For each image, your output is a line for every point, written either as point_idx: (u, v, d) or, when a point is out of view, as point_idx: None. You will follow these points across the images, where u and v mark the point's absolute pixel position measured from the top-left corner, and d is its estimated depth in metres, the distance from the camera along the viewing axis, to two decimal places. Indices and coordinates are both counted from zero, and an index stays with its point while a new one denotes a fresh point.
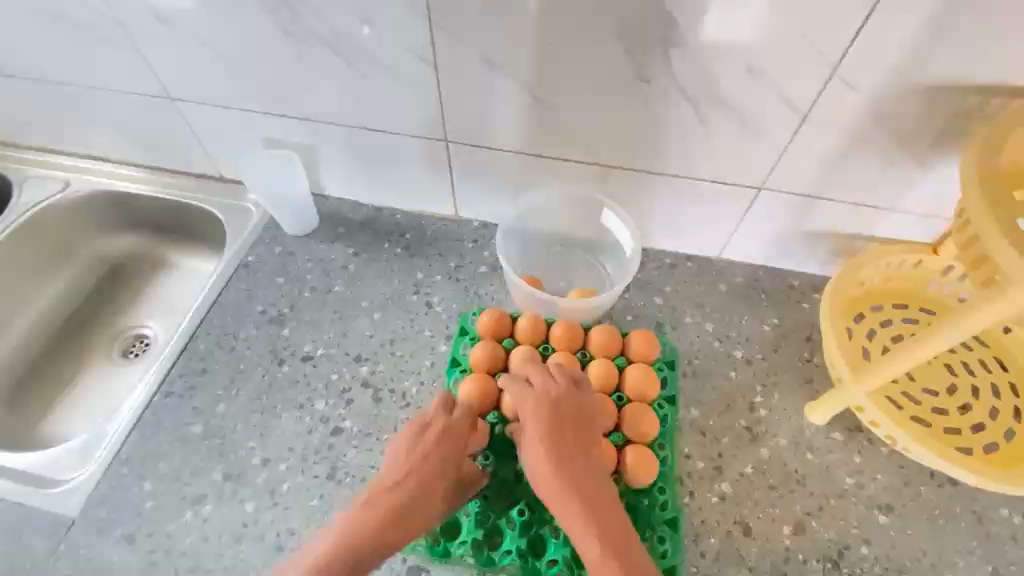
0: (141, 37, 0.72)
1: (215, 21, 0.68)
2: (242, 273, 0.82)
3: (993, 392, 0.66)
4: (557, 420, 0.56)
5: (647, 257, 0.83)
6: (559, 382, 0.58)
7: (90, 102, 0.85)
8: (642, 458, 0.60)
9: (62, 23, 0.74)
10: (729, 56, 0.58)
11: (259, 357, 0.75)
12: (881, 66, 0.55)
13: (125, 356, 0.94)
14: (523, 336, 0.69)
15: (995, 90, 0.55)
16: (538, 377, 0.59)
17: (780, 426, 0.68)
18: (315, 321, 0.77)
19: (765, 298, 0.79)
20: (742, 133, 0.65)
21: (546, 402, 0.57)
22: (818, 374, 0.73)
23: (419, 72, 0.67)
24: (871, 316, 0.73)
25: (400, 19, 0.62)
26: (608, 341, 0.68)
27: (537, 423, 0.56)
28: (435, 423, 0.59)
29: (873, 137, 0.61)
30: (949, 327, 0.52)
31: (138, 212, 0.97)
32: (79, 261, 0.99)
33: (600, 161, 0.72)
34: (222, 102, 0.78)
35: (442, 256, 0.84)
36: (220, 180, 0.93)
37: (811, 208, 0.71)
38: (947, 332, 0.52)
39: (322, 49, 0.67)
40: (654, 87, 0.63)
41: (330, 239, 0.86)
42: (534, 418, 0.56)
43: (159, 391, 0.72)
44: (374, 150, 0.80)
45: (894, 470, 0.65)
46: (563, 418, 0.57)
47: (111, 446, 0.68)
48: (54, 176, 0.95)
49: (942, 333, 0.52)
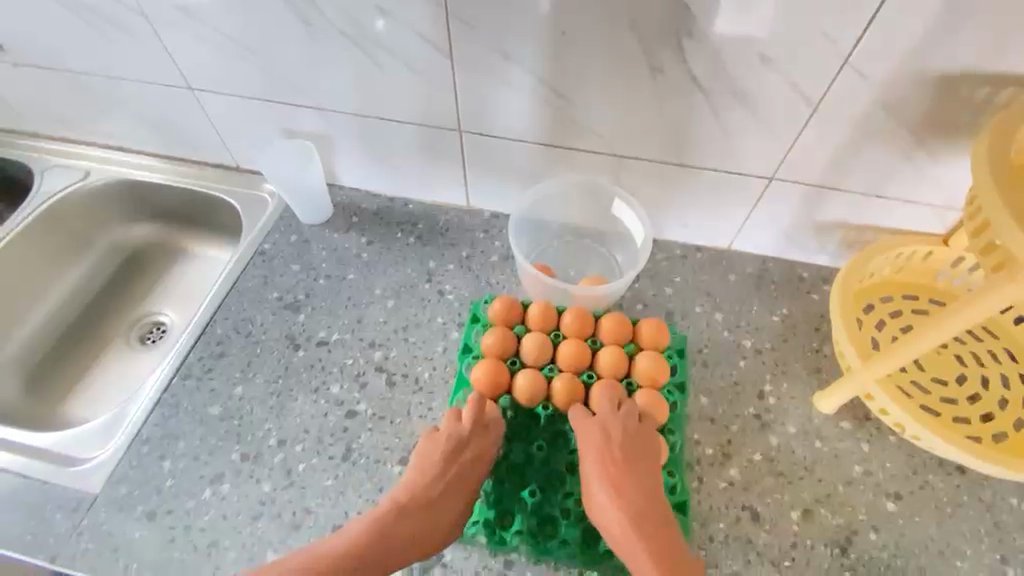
0: (164, 28, 0.74)
1: (234, 11, 0.69)
2: (258, 261, 0.84)
3: (1002, 382, 0.66)
4: (615, 455, 0.58)
5: (657, 247, 0.84)
6: (624, 415, 0.61)
7: (110, 92, 0.87)
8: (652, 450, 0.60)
9: (86, 14, 0.76)
10: (740, 45, 0.58)
11: (276, 342, 0.76)
12: (893, 55, 0.55)
13: (143, 342, 0.97)
14: (534, 323, 0.70)
15: (1007, 80, 0.55)
16: (603, 410, 0.62)
17: (789, 415, 0.69)
18: (331, 307, 0.79)
19: (774, 289, 0.79)
20: (752, 124, 0.65)
21: (607, 434, 0.59)
22: (826, 364, 0.73)
23: (433, 62, 0.68)
24: (881, 307, 0.74)
25: (416, 9, 0.63)
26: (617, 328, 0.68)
27: (596, 451, 0.59)
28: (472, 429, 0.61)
29: (885, 127, 0.62)
30: (959, 310, 0.52)
31: (156, 201, 1.00)
32: (98, 248, 1.01)
33: (611, 151, 0.73)
34: (240, 93, 0.80)
35: (454, 245, 0.85)
36: (236, 170, 0.95)
37: (822, 198, 0.71)
38: (957, 315, 0.52)
39: (338, 39, 0.69)
40: (666, 77, 0.63)
41: (344, 228, 0.87)
42: (596, 449, 0.59)
43: (178, 374, 0.74)
44: (389, 140, 0.81)
45: (903, 459, 0.66)
46: (622, 454, 0.59)
47: (131, 427, 0.70)
48: (75, 165, 0.98)
49: (953, 315, 0.53)
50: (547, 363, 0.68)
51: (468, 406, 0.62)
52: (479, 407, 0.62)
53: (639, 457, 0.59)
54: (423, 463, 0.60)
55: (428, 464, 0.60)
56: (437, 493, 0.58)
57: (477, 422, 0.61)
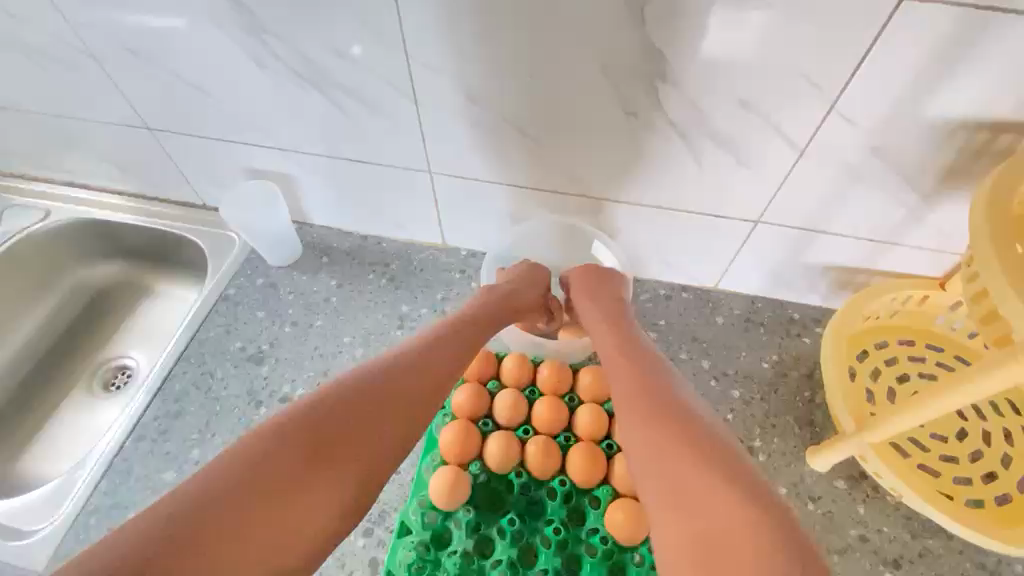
0: (114, 69, 0.70)
1: (188, 53, 0.65)
2: (221, 308, 0.80)
3: (1005, 437, 0.62)
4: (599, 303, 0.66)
5: (640, 287, 0.80)
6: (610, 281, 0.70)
7: (67, 132, 0.83)
8: (630, 517, 0.57)
9: (33, 55, 0.72)
10: (720, 89, 0.55)
11: (236, 398, 0.72)
12: (881, 100, 0.52)
13: (107, 388, 0.92)
14: (509, 380, 0.66)
15: (1007, 126, 0.51)
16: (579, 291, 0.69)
17: (779, 474, 0.65)
18: (297, 359, 0.75)
19: (764, 332, 0.75)
20: (737, 168, 0.61)
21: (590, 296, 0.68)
22: (819, 415, 0.69)
23: (398, 105, 0.65)
24: (875, 354, 0.70)
25: (375, 50, 0.59)
26: (591, 283, 0.69)
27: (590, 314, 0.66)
28: (519, 291, 0.67)
29: (877, 171, 0.58)
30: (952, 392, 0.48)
31: (121, 240, 0.95)
32: (61, 289, 0.97)
33: (589, 193, 0.70)
34: (201, 133, 0.76)
35: (428, 287, 0.81)
36: (203, 208, 0.91)
37: (813, 241, 0.67)
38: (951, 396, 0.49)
39: (297, 81, 0.65)
40: (642, 120, 0.59)
41: (313, 270, 0.83)
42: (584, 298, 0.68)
43: (131, 436, 0.70)
44: (358, 180, 0.77)
45: (902, 522, 0.62)
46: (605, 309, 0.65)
47: (79, 497, 0.66)
48: (35, 205, 0.93)
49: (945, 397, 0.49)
50: (522, 423, 0.64)
51: (445, 435, 0.61)
52: (454, 434, 0.61)
53: (632, 349, 0.58)
54: (469, 307, 0.63)
55: (480, 298, 0.65)
56: (475, 324, 0.60)
57: (514, 294, 0.66)
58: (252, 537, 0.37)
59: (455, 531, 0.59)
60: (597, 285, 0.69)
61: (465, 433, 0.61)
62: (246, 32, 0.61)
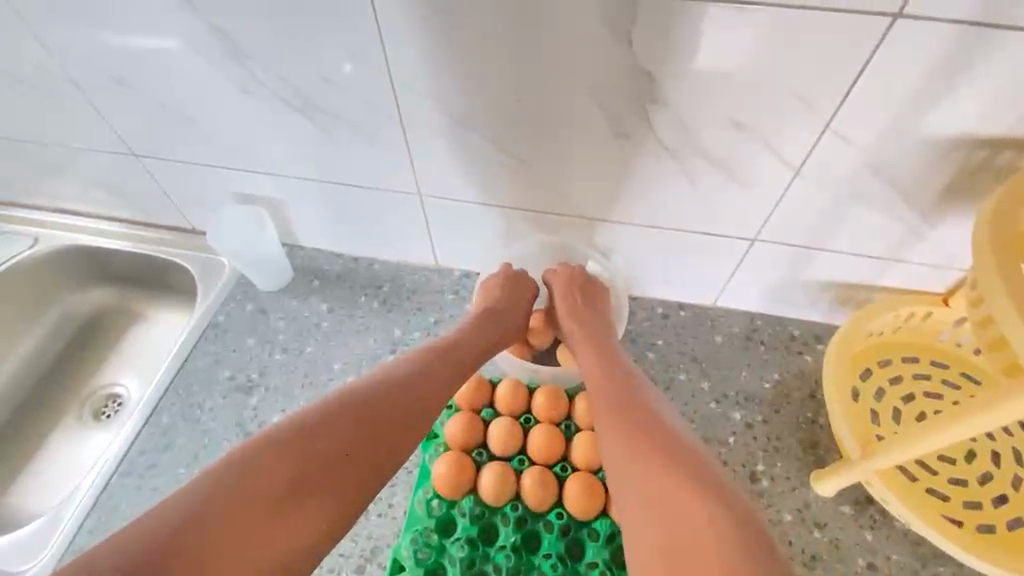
0: (98, 96, 0.69)
1: (169, 79, 0.64)
2: (211, 335, 0.79)
3: (1014, 458, 0.61)
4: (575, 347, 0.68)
5: (637, 307, 0.78)
6: None
7: (54, 160, 0.82)
8: None
9: (17, 85, 0.71)
10: (710, 110, 0.53)
11: (225, 430, 0.71)
12: (878, 118, 0.50)
13: (97, 418, 0.90)
14: (503, 321, 0.65)
15: (1007, 143, 0.50)
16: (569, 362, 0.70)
17: (783, 500, 0.63)
18: (286, 388, 0.74)
19: (764, 350, 0.74)
20: (731, 188, 0.60)
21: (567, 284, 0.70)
22: (823, 436, 0.67)
23: (385, 129, 0.64)
24: (879, 372, 0.68)
25: (361, 75, 0.58)
26: (571, 286, 0.69)
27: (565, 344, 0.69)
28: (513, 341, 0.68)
29: (874, 188, 0.56)
30: (945, 427, 0.48)
31: (111, 266, 0.94)
32: (50, 316, 0.95)
33: (582, 213, 0.68)
34: (187, 158, 0.75)
35: (421, 309, 0.80)
36: (193, 233, 0.90)
37: (811, 258, 0.66)
38: (946, 431, 0.48)
39: (282, 107, 0.64)
40: (633, 141, 0.58)
41: (303, 294, 0.82)
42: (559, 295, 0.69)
43: (118, 471, 0.69)
44: (347, 203, 0.76)
45: (910, 549, 0.60)
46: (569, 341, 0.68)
47: (65, 535, 0.65)
48: (23, 232, 0.92)
49: (941, 431, 0.48)
50: (517, 453, 0.63)
51: (439, 468, 0.60)
52: (451, 469, 0.59)
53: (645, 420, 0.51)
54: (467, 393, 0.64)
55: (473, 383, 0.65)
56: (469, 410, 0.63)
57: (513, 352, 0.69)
58: (217, 552, 0.36)
59: (448, 569, 0.57)
60: (584, 309, 0.67)
61: (461, 464, 0.60)
62: (227, 58, 0.60)
